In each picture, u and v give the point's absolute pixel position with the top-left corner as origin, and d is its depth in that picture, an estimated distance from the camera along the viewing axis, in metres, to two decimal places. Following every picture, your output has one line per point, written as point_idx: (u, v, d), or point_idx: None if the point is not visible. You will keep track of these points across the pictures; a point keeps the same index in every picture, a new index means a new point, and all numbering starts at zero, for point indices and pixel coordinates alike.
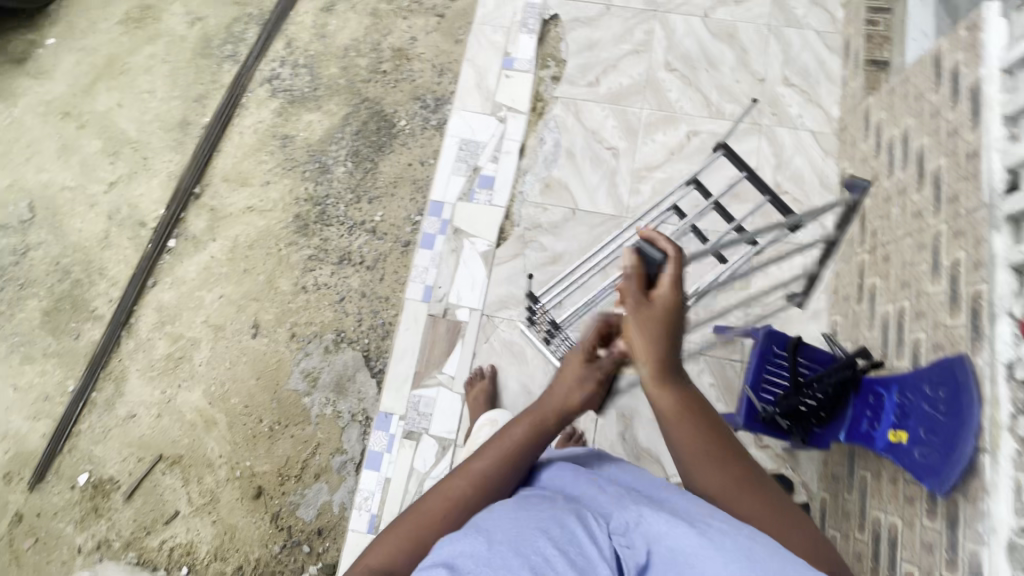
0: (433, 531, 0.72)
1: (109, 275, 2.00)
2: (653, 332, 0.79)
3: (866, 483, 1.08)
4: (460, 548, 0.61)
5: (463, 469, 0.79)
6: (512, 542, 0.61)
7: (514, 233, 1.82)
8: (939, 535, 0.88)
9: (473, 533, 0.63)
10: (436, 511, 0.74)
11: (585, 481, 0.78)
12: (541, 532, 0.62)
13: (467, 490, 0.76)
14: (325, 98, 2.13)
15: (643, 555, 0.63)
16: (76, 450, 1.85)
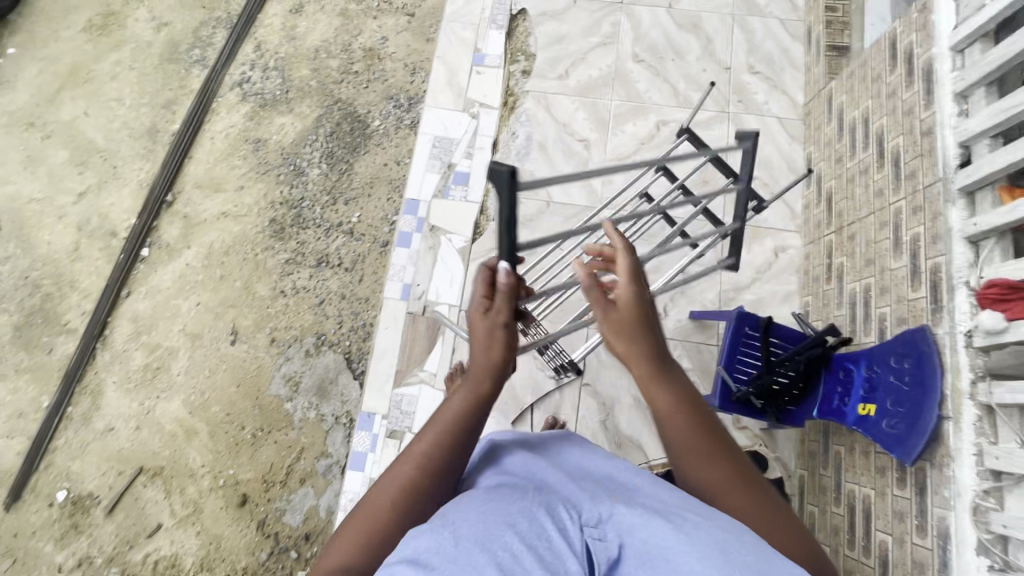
0: (389, 524, 0.61)
1: (81, 288, 1.97)
2: (630, 328, 0.70)
3: (840, 458, 1.10)
4: (424, 542, 0.50)
5: (408, 454, 0.67)
6: (479, 535, 0.50)
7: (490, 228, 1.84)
8: (910, 502, 0.91)
9: (438, 525, 0.52)
10: (387, 504, 0.63)
11: (554, 471, 0.68)
12: (508, 525, 0.52)
13: (415, 473, 0.65)
14: (296, 101, 2.11)
15: (615, 549, 0.54)
16: (53, 466, 1.81)
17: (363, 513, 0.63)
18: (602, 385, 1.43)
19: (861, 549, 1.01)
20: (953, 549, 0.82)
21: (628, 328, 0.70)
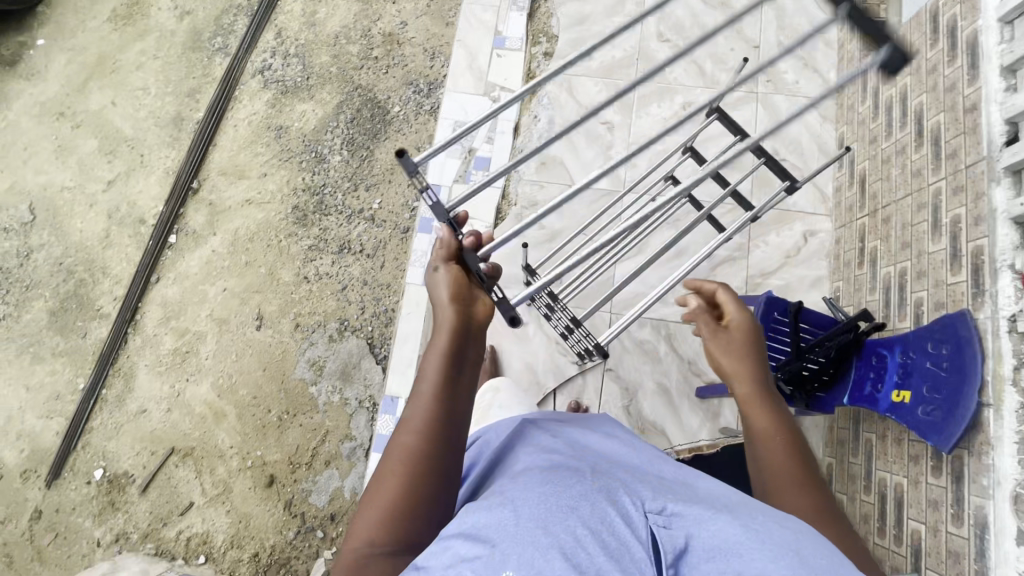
0: (410, 487, 0.65)
1: (113, 274, 2.02)
2: (741, 351, 0.77)
3: (871, 446, 1.08)
4: (484, 518, 0.54)
5: (404, 423, 0.69)
6: (541, 517, 0.52)
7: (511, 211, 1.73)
8: (945, 490, 0.88)
9: (500, 505, 0.55)
10: (399, 466, 0.65)
11: (600, 455, 0.70)
12: (571, 510, 0.52)
13: (416, 438, 0.67)
14: (317, 88, 2.11)
15: (682, 539, 0.52)
16: (90, 446, 1.87)
17: (381, 485, 0.65)
18: (625, 371, 1.42)
19: (892, 538, 0.99)
20: (992, 539, 0.79)
21: (735, 353, 0.78)
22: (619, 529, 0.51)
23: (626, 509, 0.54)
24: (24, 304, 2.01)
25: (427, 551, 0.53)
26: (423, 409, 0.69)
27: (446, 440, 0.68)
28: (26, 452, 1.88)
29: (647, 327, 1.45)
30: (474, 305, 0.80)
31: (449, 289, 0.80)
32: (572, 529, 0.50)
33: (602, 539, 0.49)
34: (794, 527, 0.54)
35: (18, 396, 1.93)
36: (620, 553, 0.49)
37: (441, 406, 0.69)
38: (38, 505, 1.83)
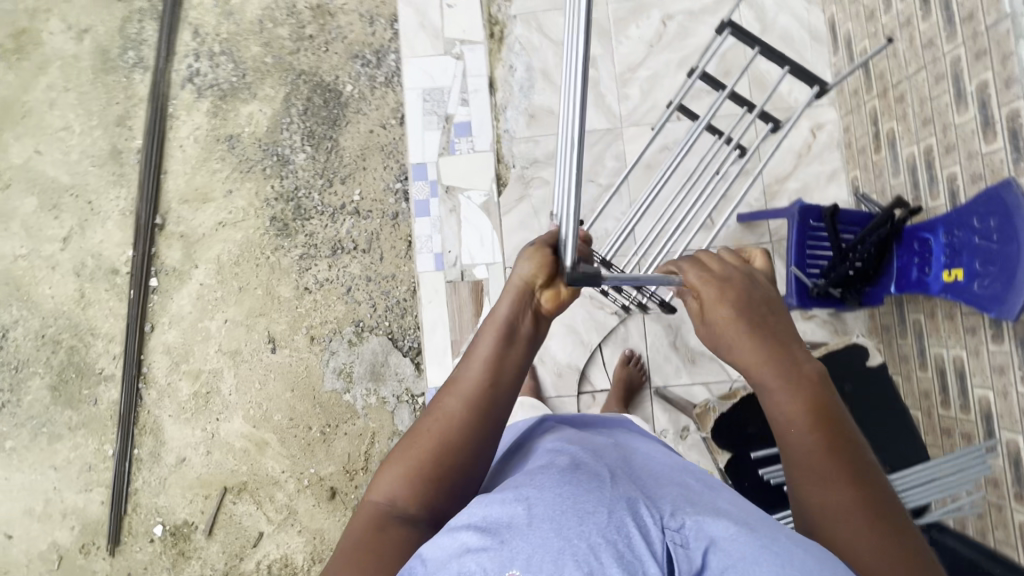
0: (430, 463, 0.69)
1: (103, 333, 1.91)
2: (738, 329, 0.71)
3: (921, 326, 1.12)
4: (495, 513, 0.57)
5: (454, 386, 0.73)
6: (555, 519, 0.54)
7: (513, 174, 1.75)
8: (1010, 355, 0.91)
9: (513, 501, 0.58)
10: (428, 438, 0.70)
11: (617, 451, 0.73)
12: (584, 517, 0.55)
13: (463, 410, 0.71)
14: (257, 84, 1.93)
15: (698, 555, 0.54)
16: (140, 506, 1.84)
17: (418, 439, 0.71)
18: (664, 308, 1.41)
19: (957, 407, 1.04)
20: None
21: (730, 335, 0.71)
22: (635, 539, 0.53)
23: (643, 518, 0.56)
24: (21, 386, 1.90)
25: (434, 540, 0.57)
26: (473, 378, 0.73)
27: (484, 422, 0.72)
28: (78, 528, 1.85)
29: None
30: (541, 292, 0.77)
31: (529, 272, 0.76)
32: (588, 538, 0.53)
33: (617, 551, 0.51)
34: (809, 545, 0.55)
35: (49, 478, 1.87)
36: (633, 565, 0.51)
37: (489, 386, 0.72)
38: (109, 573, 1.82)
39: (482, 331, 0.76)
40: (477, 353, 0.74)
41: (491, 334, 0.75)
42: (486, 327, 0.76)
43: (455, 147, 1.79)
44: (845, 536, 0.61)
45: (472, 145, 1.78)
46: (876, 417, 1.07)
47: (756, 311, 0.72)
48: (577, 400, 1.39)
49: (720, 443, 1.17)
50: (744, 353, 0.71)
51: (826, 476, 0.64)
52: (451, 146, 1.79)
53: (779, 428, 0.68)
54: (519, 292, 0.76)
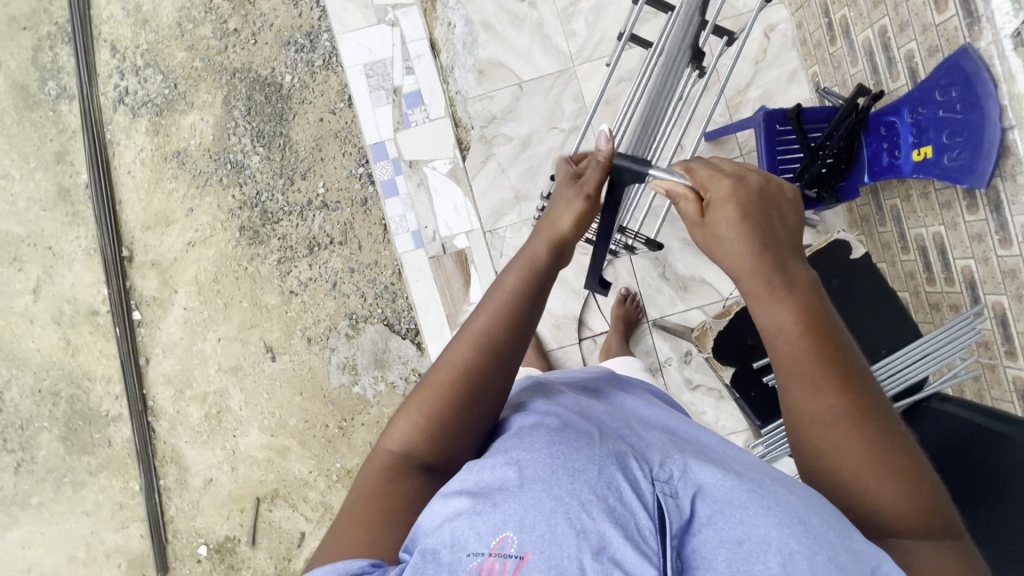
0: (448, 413, 0.69)
1: (100, 375, 1.88)
2: (735, 236, 0.69)
3: (898, 210, 1.13)
4: (487, 478, 0.60)
5: (468, 330, 0.73)
6: (545, 479, 0.57)
7: (473, 137, 1.70)
8: (987, 222, 0.93)
9: (504, 464, 0.60)
10: (443, 384, 0.70)
11: (609, 412, 0.75)
12: (576, 475, 0.57)
13: (474, 357, 0.71)
14: (192, 91, 1.84)
15: (686, 505, 0.55)
16: (179, 532, 1.88)
17: (431, 388, 0.71)
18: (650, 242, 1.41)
19: (942, 281, 1.07)
20: None
21: (733, 237, 0.69)
22: (627, 495, 0.55)
23: (634, 474, 0.58)
24: (31, 443, 1.89)
25: (431, 507, 0.59)
26: (484, 323, 0.73)
27: (498, 367, 0.72)
28: (125, 564, 1.89)
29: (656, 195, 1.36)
30: (569, 219, 0.83)
31: (569, 192, 0.87)
32: (579, 495, 0.55)
33: (608, 506, 0.54)
34: (801, 492, 0.56)
35: (83, 523, 1.89)
36: (625, 519, 0.53)
37: (502, 335, 0.73)
38: None
39: (504, 275, 0.79)
40: (490, 300, 0.76)
41: (516, 274, 0.78)
42: (508, 274, 0.78)
43: (409, 119, 1.73)
44: (839, 443, 0.60)
45: (427, 114, 1.73)
46: (868, 304, 1.10)
47: (762, 211, 0.70)
48: (580, 346, 1.41)
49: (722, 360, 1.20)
50: (737, 256, 0.68)
51: (820, 381, 0.62)
52: (406, 119, 1.73)
53: (770, 333, 0.66)
54: (551, 224, 0.84)
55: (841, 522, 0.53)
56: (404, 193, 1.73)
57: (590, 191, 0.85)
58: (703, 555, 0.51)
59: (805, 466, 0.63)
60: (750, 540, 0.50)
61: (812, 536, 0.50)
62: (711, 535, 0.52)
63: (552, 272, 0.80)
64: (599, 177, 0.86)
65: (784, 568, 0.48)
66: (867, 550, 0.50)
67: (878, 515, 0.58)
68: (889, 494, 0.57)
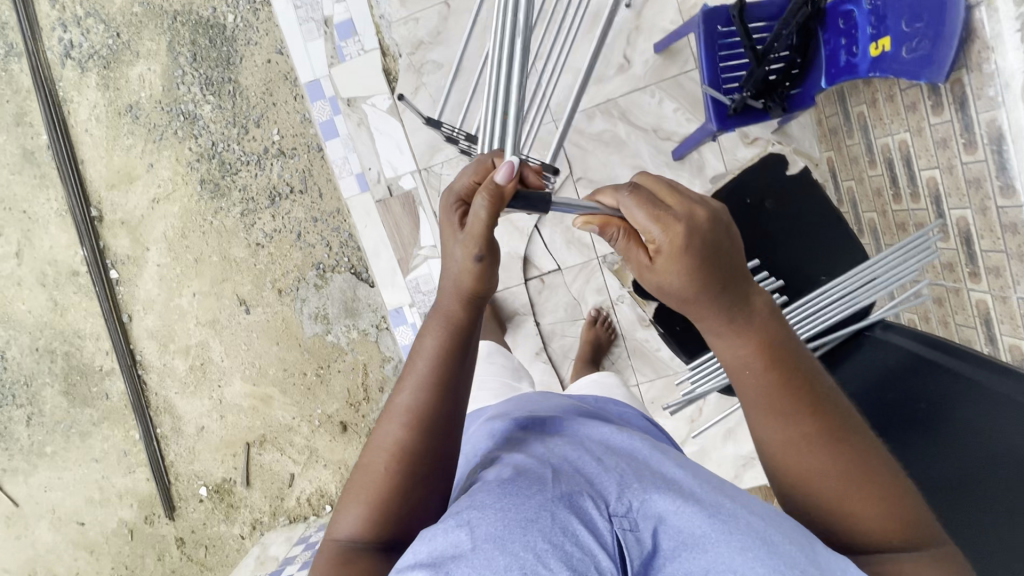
0: (392, 493, 0.66)
1: (89, 333, 1.95)
2: (690, 287, 0.62)
3: (865, 118, 1.00)
4: (441, 544, 0.52)
5: (393, 409, 0.70)
6: (500, 537, 0.51)
7: (402, 65, 1.56)
8: (952, 124, 0.80)
9: (455, 524, 0.53)
10: (380, 467, 0.67)
11: (580, 431, 0.73)
12: (529, 523, 0.52)
13: (405, 434, 0.68)
14: (136, 40, 1.78)
15: (648, 538, 0.56)
16: (180, 475, 2.00)
17: (368, 475, 0.68)
18: (594, 171, 1.31)
19: (908, 198, 0.96)
20: (1011, 147, 0.72)
21: (687, 290, 0.62)
22: (584, 538, 0.52)
23: (589, 511, 0.55)
24: (37, 397, 2.01)
25: None
26: (410, 398, 0.69)
27: (433, 434, 0.68)
28: (137, 504, 2.03)
29: (597, 117, 1.30)
30: (467, 272, 0.71)
31: (457, 242, 0.71)
32: (533, 547, 0.50)
33: (564, 554, 0.50)
34: (759, 509, 0.58)
35: (95, 469, 2.03)
36: (583, 563, 0.50)
37: (429, 406, 0.69)
38: (176, 534, 2.02)
39: (422, 341, 0.73)
40: (413, 366, 0.71)
41: (431, 339, 0.71)
42: (427, 335, 0.72)
43: (343, 52, 1.57)
44: (815, 472, 0.61)
45: (360, 45, 1.56)
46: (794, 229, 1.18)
47: (715, 244, 0.62)
48: (526, 287, 1.35)
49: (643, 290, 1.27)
50: (692, 304, 0.64)
51: (788, 415, 0.62)
52: (338, 52, 1.57)
53: (738, 374, 0.65)
54: (452, 284, 0.72)
55: (803, 535, 0.56)
56: (343, 133, 1.54)
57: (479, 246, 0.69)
58: None
59: (784, 493, 0.65)
60: (716, 569, 0.53)
61: (777, 557, 0.53)
62: (679, 568, 0.54)
63: (474, 325, 0.73)
64: (487, 221, 0.68)
65: None
66: (831, 560, 0.54)
67: (860, 531, 0.60)
68: (865, 510, 0.59)
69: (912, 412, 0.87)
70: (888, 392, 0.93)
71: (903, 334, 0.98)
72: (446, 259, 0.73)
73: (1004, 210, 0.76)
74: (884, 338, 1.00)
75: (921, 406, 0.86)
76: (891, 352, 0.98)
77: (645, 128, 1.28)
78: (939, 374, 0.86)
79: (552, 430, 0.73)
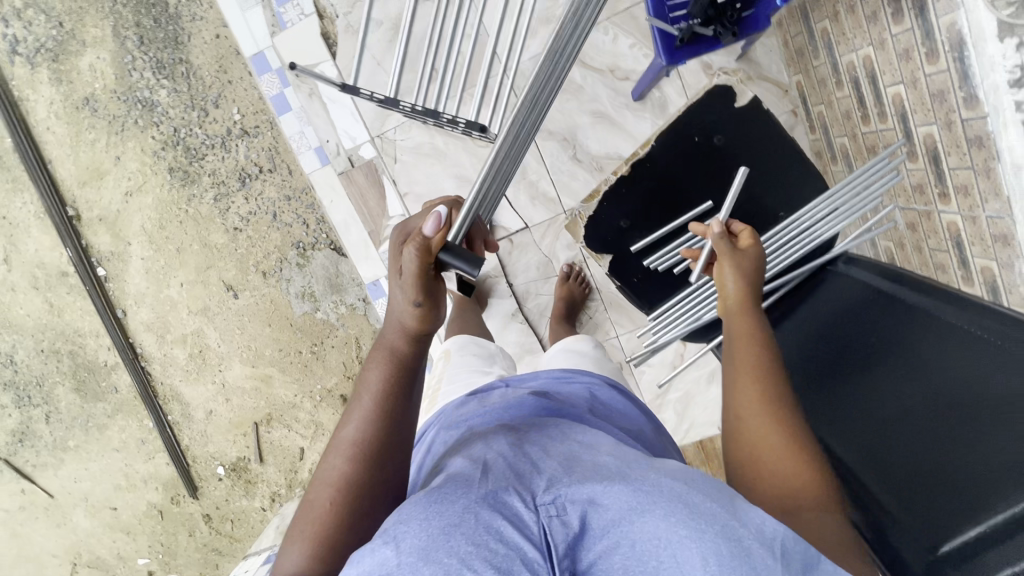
0: (335, 526, 0.60)
1: (89, 331, 1.99)
2: (744, 269, 0.85)
3: (829, 35, 0.94)
4: (366, 565, 0.47)
5: (337, 442, 0.65)
6: (424, 547, 0.46)
7: (340, 27, 1.44)
8: (912, 32, 0.74)
9: (379, 539, 0.48)
10: (325, 500, 0.62)
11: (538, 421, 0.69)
12: (453, 527, 0.47)
13: (349, 467, 0.63)
14: (81, 28, 1.73)
15: (576, 523, 0.51)
16: (198, 457, 2.08)
17: (310, 512, 0.61)
18: (552, 122, 1.27)
19: (876, 118, 0.91)
20: (972, 52, 0.66)
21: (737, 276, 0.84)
22: (508, 534, 0.47)
23: (515, 505, 0.51)
24: (51, 396, 2.09)
25: None
26: (356, 430, 0.65)
27: (383, 462, 0.64)
28: (162, 487, 2.13)
29: None
30: (411, 315, 0.70)
31: (399, 286, 0.71)
32: (458, 551, 0.45)
33: (489, 553, 0.45)
34: (685, 475, 0.55)
35: (117, 458, 2.13)
36: (510, 562, 0.45)
37: (376, 437, 0.64)
38: (203, 511, 2.13)
39: (366, 375, 0.69)
40: (359, 399, 0.67)
41: (375, 373, 0.68)
42: (375, 367, 0.68)
43: (283, 19, 1.44)
44: (768, 438, 0.68)
45: (300, 9, 1.44)
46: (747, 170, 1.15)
47: (758, 268, 0.86)
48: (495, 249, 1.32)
49: (597, 245, 1.26)
50: (733, 287, 0.84)
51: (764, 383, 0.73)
52: (278, 19, 1.45)
53: (735, 348, 0.79)
54: (397, 327, 0.71)
55: (722, 492, 0.53)
56: (296, 107, 1.48)
57: (413, 293, 0.69)
58: (602, 567, 0.49)
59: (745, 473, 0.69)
60: (642, 541, 0.49)
61: (699, 518, 0.49)
62: (607, 547, 0.49)
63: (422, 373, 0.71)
64: (418, 267, 0.69)
65: (674, 560, 0.47)
66: (750, 510, 0.51)
67: (795, 501, 0.62)
68: (802, 475, 0.64)
69: (877, 350, 0.85)
70: (846, 329, 0.93)
71: (864, 269, 0.98)
72: (391, 304, 0.72)
73: (969, 122, 0.70)
74: (846, 272, 1.02)
75: (879, 337, 0.86)
76: (852, 288, 0.98)
77: (601, 68, 1.25)
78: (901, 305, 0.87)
79: (498, 414, 0.73)
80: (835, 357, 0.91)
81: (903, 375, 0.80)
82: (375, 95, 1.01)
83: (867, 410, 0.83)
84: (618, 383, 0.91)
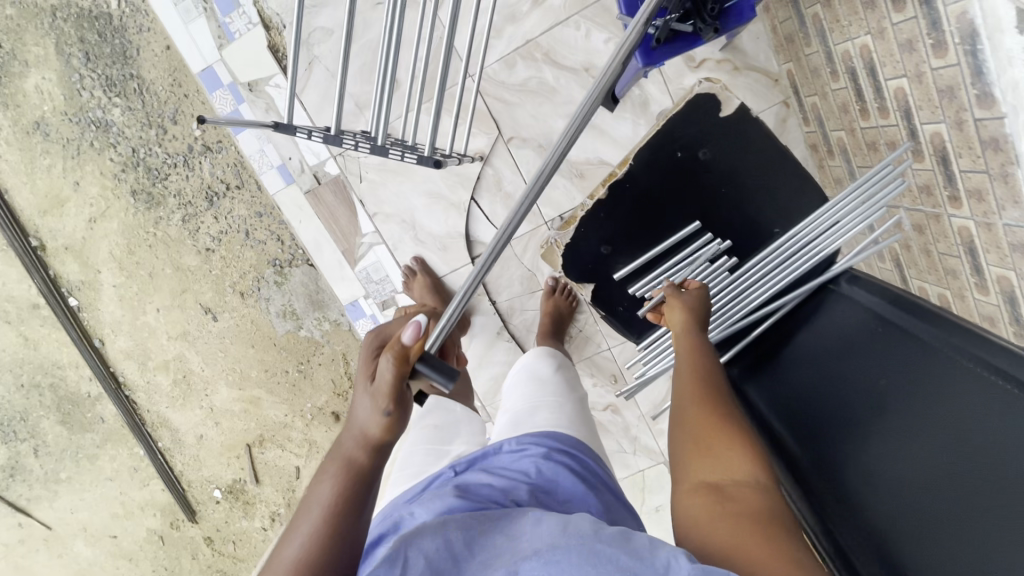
0: None
1: (68, 362, 1.93)
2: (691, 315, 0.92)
3: (822, 21, 0.87)
4: None
5: (277, 562, 0.62)
6: None
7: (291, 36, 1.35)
8: (916, 21, 0.66)
9: None
10: None
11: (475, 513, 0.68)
12: None
13: None
14: (22, 48, 1.62)
15: None
16: (192, 481, 2.04)
17: None
18: (525, 128, 1.30)
19: (876, 113, 0.84)
20: (986, 46, 0.58)
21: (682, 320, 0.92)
22: None
23: None
24: (38, 430, 2.04)
25: None
26: (297, 550, 0.62)
27: None
28: (160, 513, 2.09)
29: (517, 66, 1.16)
30: (376, 424, 0.68)
31: (368, 394, 0.70)
32: None
33: None
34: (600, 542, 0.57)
35: (111, 487, 2.09)
36: None
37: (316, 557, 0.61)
38: (203, 534, 2.10)
39: (316, 487, 0.67)
40: (306, 515, 0.65)
41: (326, 487, 0.66)
42: (326, 482, 0.67)
43: (230, 29, 1.34)
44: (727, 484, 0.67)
45: (247, 17, 1.34)
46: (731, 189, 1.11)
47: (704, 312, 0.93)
48: None
49: (579, 274, 1.21)
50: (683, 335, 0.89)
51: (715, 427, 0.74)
52: (225, 30, 1.35)
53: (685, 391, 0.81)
54: (360, 436, 0.69)
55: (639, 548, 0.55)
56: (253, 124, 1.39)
57: (384, 402, 0.68)
58: None
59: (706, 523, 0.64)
60: None
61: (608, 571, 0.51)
62: None
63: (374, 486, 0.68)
64: (392, 381, 0.68)
65: None
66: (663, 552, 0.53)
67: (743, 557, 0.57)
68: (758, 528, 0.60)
69: (875, 381, 0.80)
70: (841, 364, 0.86)
71: (868, 289, 0.92)
72: (355, 410, 0.71)
73: (983, 122, 0.63)
74: (848, 292, 0.95)
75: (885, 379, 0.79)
76: (854, 312, 0.92)
77: (575, 68, 1.26)
78: (902, 339, 0.80)
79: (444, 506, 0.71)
80: (826, 393, 0.85)
81: (900, 417, 0.74)
82: (315, 133, 0.91)
83: (858, 448, 0.77)
84: (584, 446, 0.85)
